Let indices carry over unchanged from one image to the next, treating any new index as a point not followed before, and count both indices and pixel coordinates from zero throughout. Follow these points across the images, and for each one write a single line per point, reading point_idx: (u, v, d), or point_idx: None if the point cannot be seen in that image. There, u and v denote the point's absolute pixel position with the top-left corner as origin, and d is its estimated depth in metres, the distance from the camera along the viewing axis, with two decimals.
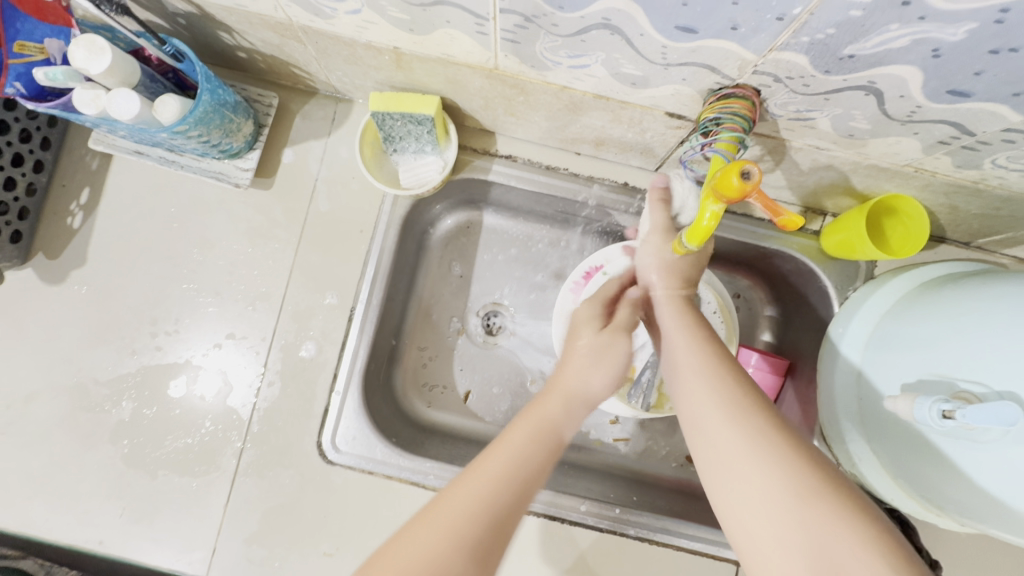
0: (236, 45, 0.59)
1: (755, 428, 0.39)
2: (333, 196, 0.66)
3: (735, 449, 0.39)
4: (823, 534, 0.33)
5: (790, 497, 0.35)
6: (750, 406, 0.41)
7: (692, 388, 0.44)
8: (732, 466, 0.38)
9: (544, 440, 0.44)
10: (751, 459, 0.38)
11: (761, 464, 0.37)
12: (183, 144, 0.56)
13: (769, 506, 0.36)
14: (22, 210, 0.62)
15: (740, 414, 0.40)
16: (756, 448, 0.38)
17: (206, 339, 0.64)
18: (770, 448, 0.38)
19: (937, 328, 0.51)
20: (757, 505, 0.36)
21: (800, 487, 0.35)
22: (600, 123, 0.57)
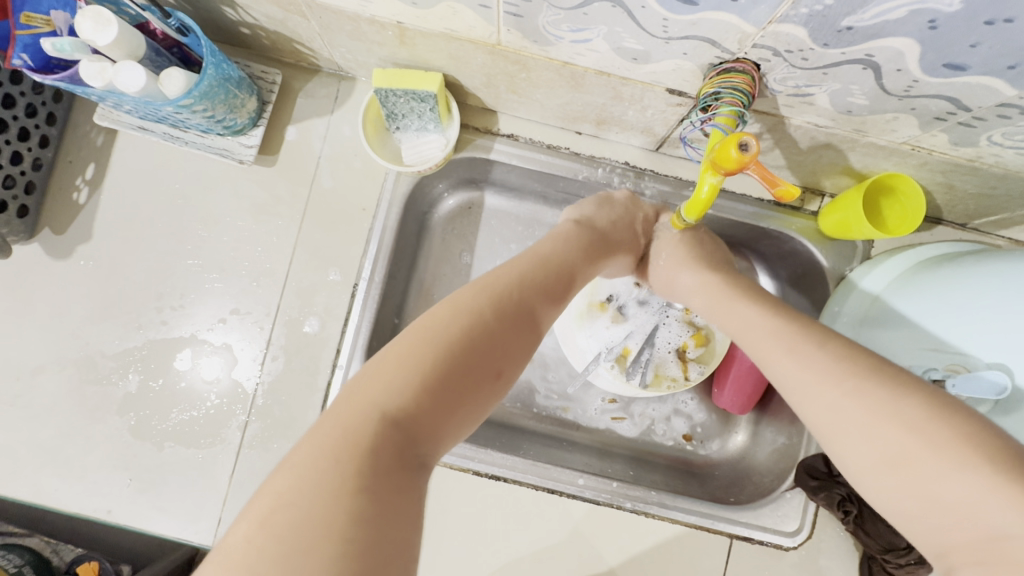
0: (240, 20, 0.59)
1: (840, 391, 0.37)
2: (336, 174, 0.66)
3: (827, 419, 0.37)
4: (935, 486, 0.30)
5: (885, 464, 0.33)
6: (828, 363, 0.39)
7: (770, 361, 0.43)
8: (828, 434, 0.37)
9: (520, 282, 0.47)
10: (850, 425, 0.35)
11: (852, 428, 0.35)
12: (188, 119, 0.57)
13: (872, 472, 0.34)
14: (29, 185, 0.63)
15: (814, 380, 0.39)
16: (844, 407, 0.36)
17: (210, 315, 0.64)
18: (859, 407, 0.35)
19: (932, 304, 0.52)
20: (863, 472, 0.34)
21: (898, 450, 0.33)
22: (602, 101, 0.57)
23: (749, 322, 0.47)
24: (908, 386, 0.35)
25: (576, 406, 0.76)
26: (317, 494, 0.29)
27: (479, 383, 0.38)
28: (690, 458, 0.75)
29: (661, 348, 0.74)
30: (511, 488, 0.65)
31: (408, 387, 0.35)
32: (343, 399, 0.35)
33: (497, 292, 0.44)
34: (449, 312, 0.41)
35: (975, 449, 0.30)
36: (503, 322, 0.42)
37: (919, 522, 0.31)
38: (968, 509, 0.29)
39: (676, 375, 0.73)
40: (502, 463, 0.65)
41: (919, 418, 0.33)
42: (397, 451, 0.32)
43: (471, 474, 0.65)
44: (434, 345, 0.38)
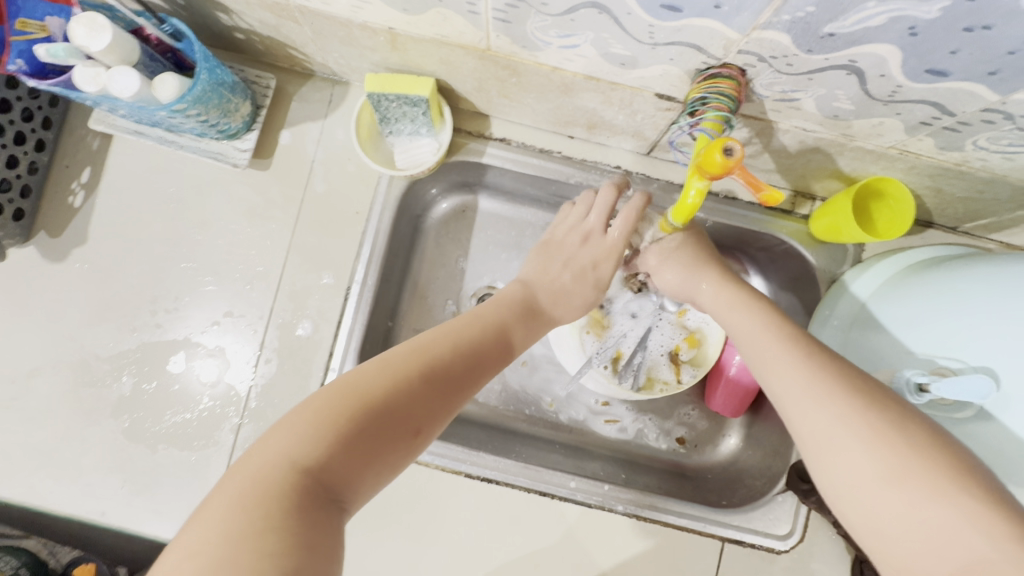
0: (234, 26, 0.59)
1: (841, 411, 0.39)
2: (330, 177, 0.67)
3: (826, 430, 0.39)
4: (924, 509, 0.33)
5: (878, 480, 0.36)
6: (840, 382, 0.41)
7: (776, 371, 0.45)
8: (824, 446, 0.39)
9: (450, 342, 0.47)
10: (849, 441, 0.38)
11: (856, 444, 0.37)
12: (182, 124, 0.57)
13: (863, 487, 0.36)
14: (25, 188, 0.63)
15: (823, 397, 0.40)
16: (849, 423, 0.38)
17: (204, 318, 0.65)
18: (864, 426, 0.38)
19: (922, 308, 0.52)
20: (852, 486, 0.37)
21: (894, 470, 0.35)
22: (592, 106, 0.57)
23: (767, 330, 0.48)
24: (909, 416, 0.38)
25: (570, 409, 0.76)
26: (226, 548, 0.30)
27: (399, 441, 0.39)
28: (683, 461, 0.75)
29: (654, 351, 0.74)
30: (503, 491, 0.65)
31: (320, 440, 0.36)
32: (260, 451, 0.35)
33: (427, 351, 0.45)
34: (378, 363, 0.42)
35: (963, 482, 0.34)
36: (426, 383, 0.42)
37: (896, 537, 0.34)
38: (950, 531, 0.32)
39: (668, 378, 0.73)
40: (494, 466, 0.65)
41: (916, 444, 0.36)
42: (305, 503, 0.33)
43: (462, 477, 0.65)
44: (354, 396, 0.39)
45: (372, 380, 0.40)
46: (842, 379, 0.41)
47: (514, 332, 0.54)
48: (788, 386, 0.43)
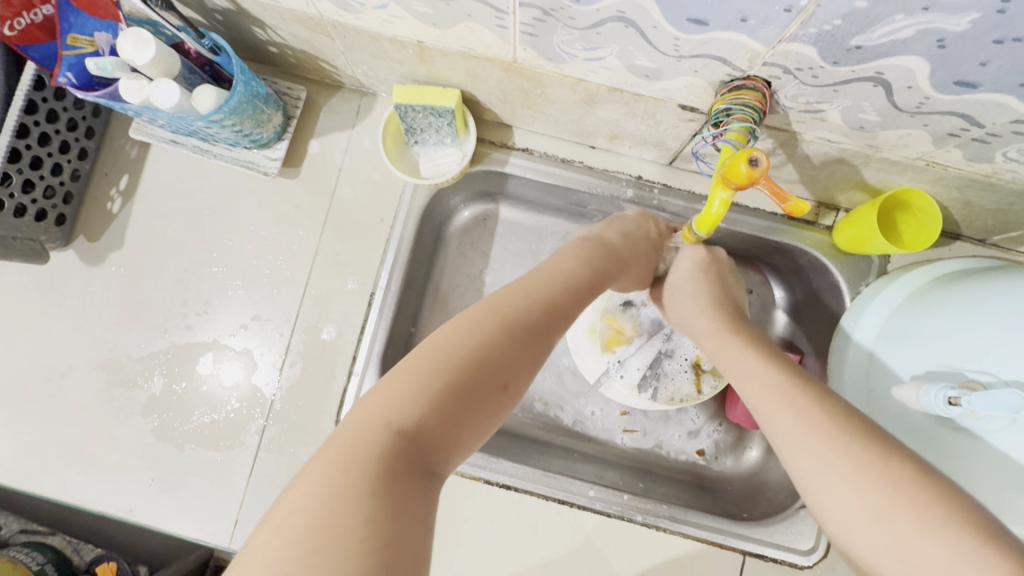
0: (269, 40, 0.61)
1: (833, 446, 0.38)
2: (356, 185, 0.68)
3: (814, 469, 0.38)
4: (918, 549, 0.32)
5: (870, 520, 0.35)
6: (823, 419, 0.40)
7: (757, 411, 0.45)
8: (816, 486, 0.38)
9: (524, 300, 0.47)
10: (841, 477, 0.37)
11: (844, 485, 0.36)
12: (217, 133, 0.59)
13: (857, 528, 0.35)
14: (67, 195, 0.66)
15: (808, 434, 0.40)
16: (833, 463, 0.37)
17: (232, 321, 0.67)
18: (850, 464, 0.37)
19: (951, 319, 0.51)
20: (849, 526, 0.36)
21: (883, 506, 0.34)
22: (615, 116, 0.58)
23: (745, 369, 0.48)
24: (893, 448, 0.37)
25: (588, 418, 0.76)
26: (334, 511, 0.30)
27: (489, 398, 0.39)
28: (702, 472, 0.75)
29: (674, 361, 0.74)
30: (522, 498, 0.65)
31: (413, 400, 0.36)
32: (357, 412, 0.36)
33: (504, 306, 0.45)
34: (458, 330, 0.42)
35: (950, 516, 0.32)
36: (510, 339, 0.42)
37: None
38: (945, 571, 0.31)
39: (689, 389, 0.73)
40: (513, 473, 0.66)
41: (903, 480, 0.35)
42: (405, 464, 0.33)
43: (482, 483, 0.65)
44: (439, 362, 0.39)
45: (458, 340, 0.40)
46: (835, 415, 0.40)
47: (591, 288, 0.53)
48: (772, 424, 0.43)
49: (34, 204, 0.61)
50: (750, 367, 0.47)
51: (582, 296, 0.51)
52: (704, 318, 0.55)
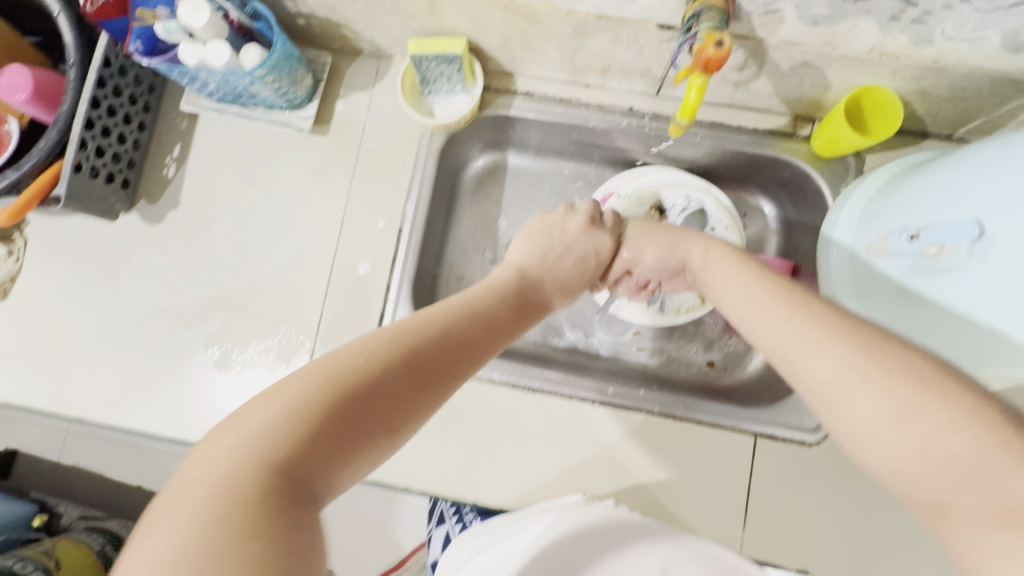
0: (297, 11, 0.71)
1: (850, 350, 0.42)
2: (379, 137, 0.77)
3: (833, 378, 0.42)
4: (940, 439, 0.35)
5: (891, 420, 0.38)
6: (840, 330, 0.44)
7: (774, 328, 0.49)
8: (833, 395, 0.42)
9: (382, 368, 0.40)
10: (868, 375, 0.40)
11: (867, 390, 0.40)
12: (259, 91, 0.68)
13: (878, 428, 0.38)
14: (130, 161, 0.75)
15: (828, 342, 0.44)
16: (850, 370, 0.41)
17: (278, 263, 0.75)
18: (870, 366, 0.40)
19: (921, 185, 0.58)
20: (868, 429, 0.39)
21: (906, 407, 0.37)
22: (604, 47, 0.66)
23: (753, 299, 0.52)
24: (914, 353, 0.40)
25: (604, 338, 0.83)
26: (208, 543, 0.30)
27: (372, 437, 0.38)
28: (714, 381, 0.81)
29: None
30: (548, 400, 0.72)
31: (250, 471, 0.33)
32: (170, 521, 0.31)
33: (366, 352, 0.41)
34: (357, 355, 0.40)
35: (976, 409, 0.35)
36: (359, 430, 0.37)
37: (914, 475, 0.36)
38: (968, 459, 0.34)
39: (694, 300, 0.80)
40: (539, 377, 0.73)
41: (929, 377, 0.38)
42: (273, 490, 0.33)
43: (511, 388, 0.72)
44: (288, 424, 0.36)
45: (294, 392, 0.37)
46: (845, 326, 0.44)
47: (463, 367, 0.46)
48: (787, 340, 0.47)
49: (105, 168, 0.71)
50: (758, 300, 0.52)
51: (446, 383, 0.44)
52: (710, 250, 0.61)
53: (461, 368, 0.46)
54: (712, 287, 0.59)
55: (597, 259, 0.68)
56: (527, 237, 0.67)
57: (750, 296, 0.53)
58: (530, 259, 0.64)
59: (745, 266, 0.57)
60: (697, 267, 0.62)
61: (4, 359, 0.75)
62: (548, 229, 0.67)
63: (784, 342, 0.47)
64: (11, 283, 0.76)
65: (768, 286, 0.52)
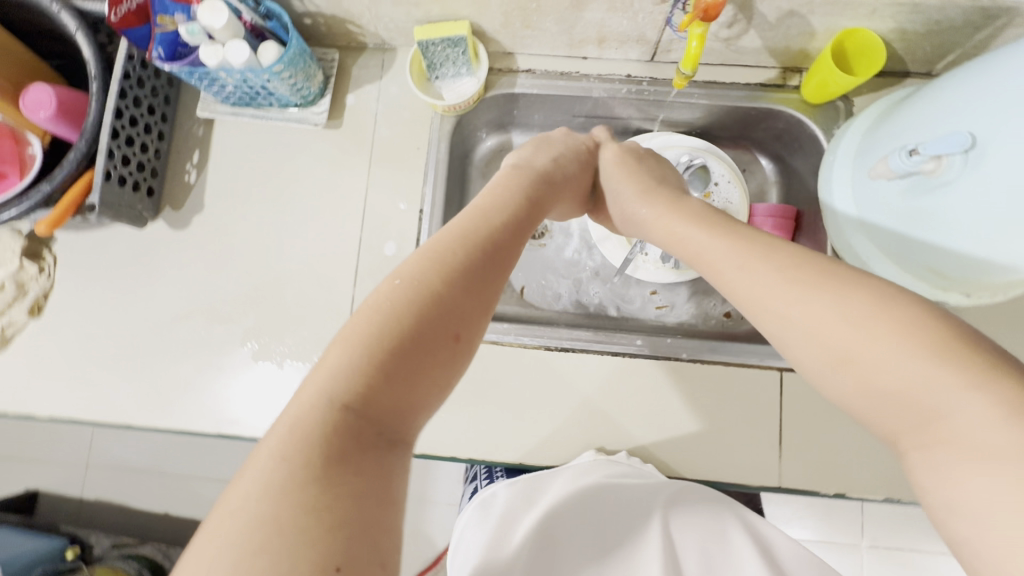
0: (304, 11, 0.74)
1: (793, 301, 0.45)
2: (391, 125, 0.80)
3: (784, 325, 0.46)
4: (880, 377, 0.40)
5: (834, 364, 0.42)
6: (792, 276, 0.47)
7: (728, 281, 0.51)
8: (791, 341, 0.45)
9: (423, 298, 0.44)
10: (816, 320, 0.44)
11: (818, 332, 0.43)
12: (276, 88, 0.71)
13: (824, 369, 0.43)
14: (154, 171, 0.77)
15: (780, 291, 0.47)
16: (801, 316, 0.45)
17: (305, 254, 0.78)
18: (818, 311, 0.44)
19: (914, 111, 0.62)
20: (818, 369, 0.44)
21: (849, 352, 0.42)
22: (600, 16, 0.70)
23: (704, 249, 0.55)
24: (852, 293, 0.43)
25: (624, 300, 0.87)
26: (299, 478, 0.34)
27: (439, 352, 0.43)
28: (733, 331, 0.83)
29: None
30: (579, 358, 0.74)
31: (328, 411, 0.38)
32: (262, 460, 0.36)
33: (411, 287, 0.45)
34: (398, 288, 0.45)
35: (915, 344, 0.39)
36: (417, 354, 0.42)
37: (861, 406, 0.42)
38: (906, 391, 0.39)
39: None
40: (569, 337, 0.76)
41: (867, 318, 0.41)
42: (351, 427, 0.38)
43: (543, 350, 0.75)
44: (353, 361, 0.40)
45: (351, 330, 0.42)
46: (797, 264, 0.47)
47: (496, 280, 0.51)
48: (742, 291, 0.50)
49: (131, 176, 0.73)
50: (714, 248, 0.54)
51: (486, 289, 0.49)
52: (658, 211, 0.63)
53: (497, 275, 0.51)
54: (664, 236, 0.61)
55: (590, 153, 0.76)
56: (535, 143, 0.74)
57: (707, 242, 0.55)
58: (538, 170, 0.67)
59: (701, 211, 0.60)
60: (648, 217, 0.64)
61: (44, 373, 0.76)
62: (555, 141, 0.74)
63: (740, 289, 0.50)
64: (44, 300, 0.78)
65: (720, 229, 0.55)
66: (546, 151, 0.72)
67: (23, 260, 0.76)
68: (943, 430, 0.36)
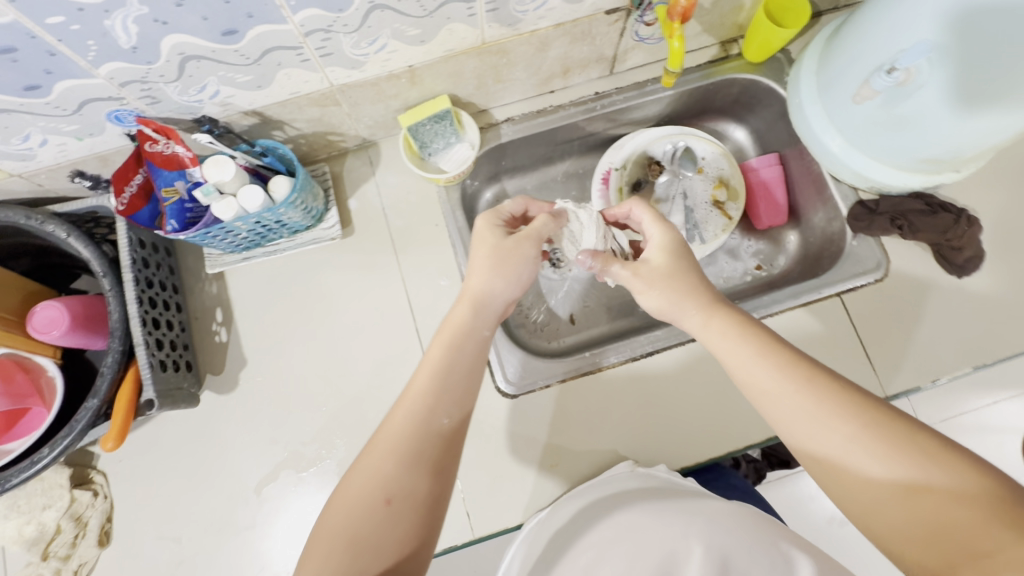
0: (285, 138, 0.75)
1: (793, 396, 0.47)
2: (401, 212, 0.81)
3: (787, 417, 0.47)
4: (877, 479, 0.42)
5: (836, 463, 0.44)
6: (787, 368, 0.49)
7: (733, 365, 0.52)
8: (796, 433, 0.47)
9: (376, 473, 0.49)
10: (812, 419, 0.46)
11: (819, 428, 0.45)
12: (291, 217, 0.70)
13: (829, 467, 0.45)
14: (184, 343, 0.73)
15: (777, 388, 0.48)
16: (804, 409, 0.46)
17: (369, 365, 0.75)
18: (813, 406, 0.46)
19: (855, 42, 0.71)
20: (822, 466, 0.45)
21: (845, 453, 0.44)
22: (563, 50, 0.75)
23: (711, 329, 0.55)
24: (840, 394, 0.46)
25: None
26: None
27: (378, 519, 0.48)
28: (768, 278, 0.93)
29: (699, 209, 0.92)
30: (665, 356, 0.77)
31: None
32: None
33: (364, 464, 0.51)
34: (360, 467, 0.51)
35: (899, 453, 0.42)
36: (364, 531, 0.47)
37: (863, 505, 0.43)
38: (898, 499, 0.41)
39: (723, 220, 0.90)
40: (649, 341, 0.77)
41: (856, 422, 0.44)
42: None
43: (632, 362, 0.77)
44: (321, 550, 0.46)
45: (326, 519, 0.49)
46: (792, 359, 0.49)
47: (443, 425, 0.53)
48: (745, 375, 0.51)
49: (168, 358, 0.68)
50: (723, 335, 0.54)
51: (428, 442, 0.52)
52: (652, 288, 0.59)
53: (449, 416, 0.54)
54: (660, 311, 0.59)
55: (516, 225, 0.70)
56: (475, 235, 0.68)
57: (714, 327, 0.55)
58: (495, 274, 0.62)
59: (689, 284, 0.58)
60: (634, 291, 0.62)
61: None
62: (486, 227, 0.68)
63: (742, 377, 0.51)
64: (109, 525, 0.70)
65: (730, 330, 0.54)
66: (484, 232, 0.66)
67: (74, 492, 0.69)
68: (940, 539, 0.38)
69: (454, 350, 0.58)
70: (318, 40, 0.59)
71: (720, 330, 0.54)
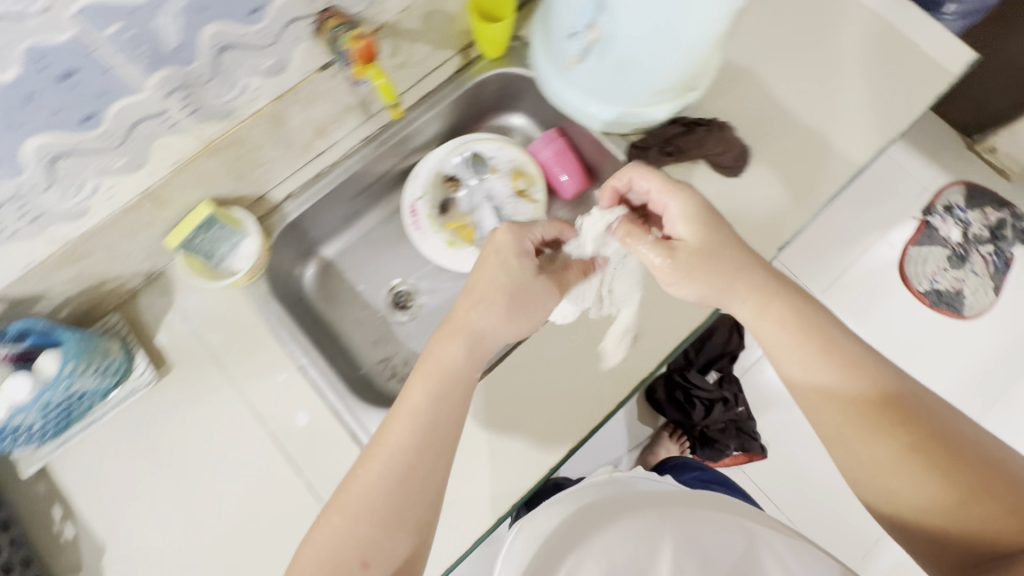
0: (53, 307, 0.70)
1: (852, 396, 0.56)
2: (215, 327, 0.78)
3: (836, 413, 0.56)
4: (914, 474, 0.52)
5: (895, 459, 0.53)
6: (852, 371, 0.56)
7: (786, 357, 0.60)
8: (844, 427, 0.56)
9: (349, 551, 0.54)
10: (872, 422, 0.54)
11: (882, 436, 0.54)
12: (84, 386, 0.65)
13: (876, 458, 0.54)
14: (25, 559, 0.66)
15: (837, 387, 0.56)
16: (862, 407, 0.55)
17: (235, 490, 0.72)
18: (881, 416, 0.54)
19: (554, 17, 0.75)
20: (865, 454, 0.55)
21: (898, 451, 0.53)
22: (302, 117, 0.76)
23: (762, 324, 0.62)
24: (905, 408, 0.54)
25: None
26: None
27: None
28: None
29: (506, 204, 0.93)
30: None
31: None
32: None
33: (335, 543, 0.54)
34: (326, 542, 0.55)
35: (969, 478, 0.50)
36: None
37: (888, 481, 0.54)
38: (939, 500, 0.51)
39: (529, 206, 0.93)
40: None
41: (929, 442, 0.52)
42: None
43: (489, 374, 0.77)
44: None
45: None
46: (857, 367, 0.56)
47: (416, 481, 0.57)
48: (801, 362, 0.59)
49: None
50: (780, 334, 0.61)
51: (404, 494, 0.56)
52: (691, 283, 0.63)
53: (424, 477, 0.57)
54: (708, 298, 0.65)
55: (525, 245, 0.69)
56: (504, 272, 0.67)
57: (775, 330, 0.61)
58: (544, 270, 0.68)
59: (726, 285, 0.63)
60: (653, 273, 0.65)
61: None
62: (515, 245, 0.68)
63: (794, 368, 0.60)
64: None
65: (787, 320, 0.61)
66: (507, 259, 0.66)
67: None
68: (980, 539, 0.49)
69: (438, 407, 0.60)
70: (14, 210, 0.56)
71: (776, 332, 0.61)
